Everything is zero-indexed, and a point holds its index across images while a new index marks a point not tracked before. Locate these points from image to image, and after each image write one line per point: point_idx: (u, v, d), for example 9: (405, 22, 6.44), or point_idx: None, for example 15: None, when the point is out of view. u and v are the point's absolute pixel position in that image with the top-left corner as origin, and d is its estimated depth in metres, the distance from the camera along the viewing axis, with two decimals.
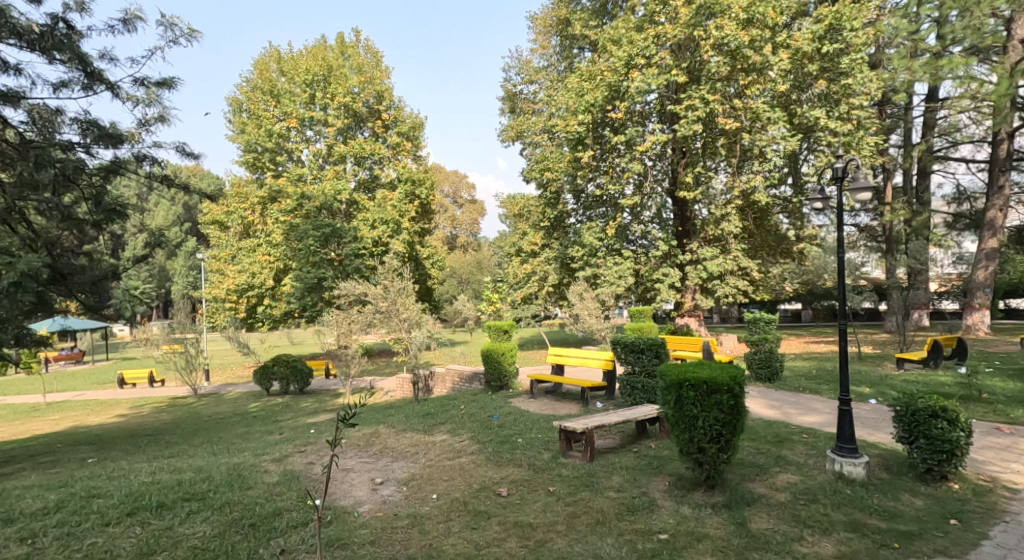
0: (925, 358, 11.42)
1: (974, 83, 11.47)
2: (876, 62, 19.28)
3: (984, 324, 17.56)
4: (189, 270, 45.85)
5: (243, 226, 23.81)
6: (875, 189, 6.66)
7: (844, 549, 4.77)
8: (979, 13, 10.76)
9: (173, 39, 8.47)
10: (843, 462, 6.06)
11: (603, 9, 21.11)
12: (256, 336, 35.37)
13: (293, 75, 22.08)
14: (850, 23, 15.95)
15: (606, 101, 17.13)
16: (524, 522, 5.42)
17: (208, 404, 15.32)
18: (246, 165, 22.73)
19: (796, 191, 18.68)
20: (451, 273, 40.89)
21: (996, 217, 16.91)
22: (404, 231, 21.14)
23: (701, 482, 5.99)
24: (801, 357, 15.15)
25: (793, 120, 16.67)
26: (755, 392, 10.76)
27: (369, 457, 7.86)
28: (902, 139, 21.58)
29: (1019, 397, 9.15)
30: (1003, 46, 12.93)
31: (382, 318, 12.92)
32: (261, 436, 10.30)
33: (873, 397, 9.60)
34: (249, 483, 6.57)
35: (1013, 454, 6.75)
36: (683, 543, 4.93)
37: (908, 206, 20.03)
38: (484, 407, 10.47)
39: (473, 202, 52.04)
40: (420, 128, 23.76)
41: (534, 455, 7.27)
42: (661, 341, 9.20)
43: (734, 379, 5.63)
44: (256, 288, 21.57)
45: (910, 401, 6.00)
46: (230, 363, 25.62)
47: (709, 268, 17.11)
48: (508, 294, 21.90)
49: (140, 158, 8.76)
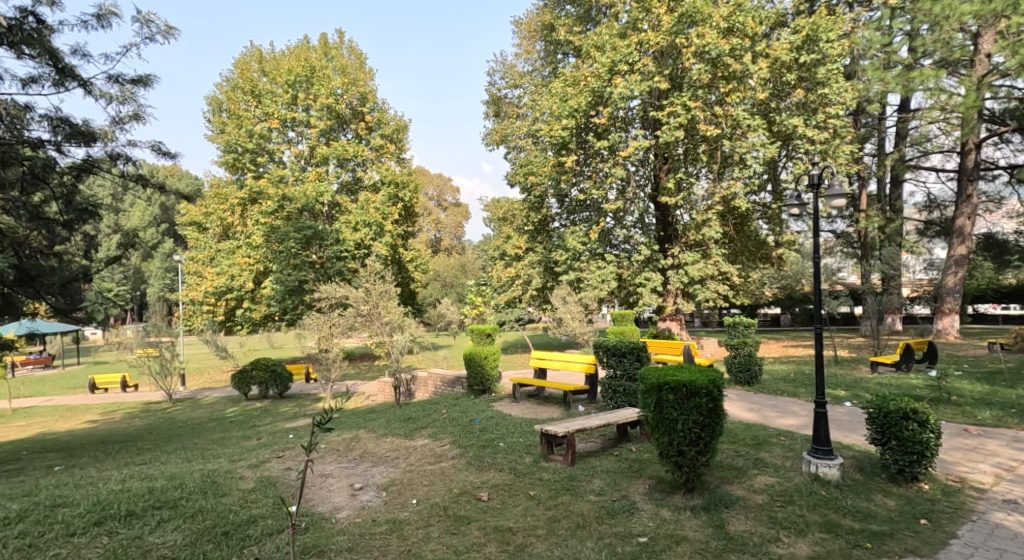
0: (898, 362, 11.65)
1: (944, 95, 11.77)
2: (852, 72, 19.73)
3: (954, 329, 18.00)
4: (166, 272, 45.29)
5: (222, 227, 23.44)
6: (849, 197, 6.78)
7: (819, 549, 4.86)
8: (948, 27, 11.08)
9: (150, 36, 8.32)
10: (818, 463, 6.17)
11: (587, 15, 21.30)
12: (235, 339, 34.91)
13: (275, 76, 21.87)
14: (826, 34, 16.31)
15: (590, 106, 17.27)
16: (504, 527, 5.41)
17: (184, 409, 15.06)
18: (225, 166, 22.46)
19: (775, 198, 19.03)
20: (435, 276, 40.77)
21: (965, 225, 17.35)
22: (387, 234, 21.01)
23: (680, 485, 6.04)
24: (780, 360, 15.39)
25: (772, 127, 16.97)
26: (734, 396, 10.89)
27: (349, 462, 7.79)
28: (876, 148, 22.06)
29: (986, 400, 9.40)
30: (971, 59, 13.30)
31: (364, 321, 12.97)
32: (237, 442, 10.15)
33: (847, 399, 9.78)
34: (224, 490, 6.47)
35: (980, 454, 6.93)
36: (662, 546, 4.96)
37: (881, 213, 20.47)
38: (467, 411, 10.42)
39: (457, 205, 52.12)
40: (404, 131, 23.70)
41: (516, 459, 7.27)
42: (642, 344, 9.28)
43: (713, 382, 5.69)
44: (236, 291, 21.26)
45: (883, 403, 6.14)
46: (207, 367, 25.21)
47: (690, 272, 17.29)
48: (492, 298, 21.94)
49: (114, 157, 8.57)
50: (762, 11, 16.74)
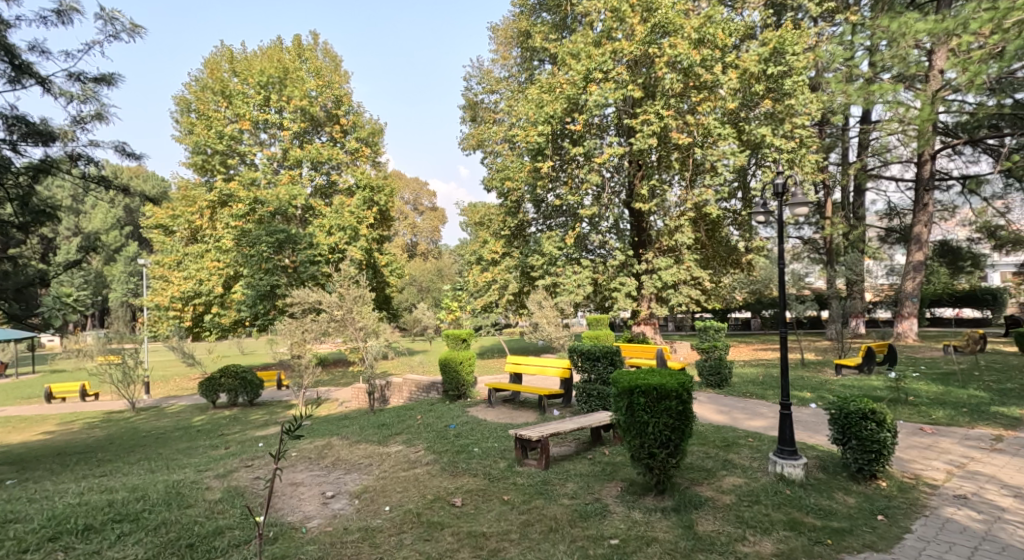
0: (861, 364, 12.00)
1: (901, 108, 12.33)
2: (817, 84, 20.28)
3: (913, 332, 18.60)
4: (129, 276, 44.16)
5: (190, 230, 22.89)
6: (812, 205, 7.02)
7: (783, 548, 4.98)
8: (904, 44, 11.45)
9: (114, 34, 8.16)
10: (783, 463, 6.32)
11: (563, 23, 21.53)
12: (204, 345, 34.07)
13: (246, 76, 21.46)
14: (792, 47, 16.84)
15: (565, 113, 17.46)
16: (477, 532, 5.43)
17: (147, 418, 14.68)
18: (194, 168, 21.96)
19: (745, 204, 19.48)
20: (410, 280, 40.61)
21: (922, 232, 17.97)
22: (362, 238, 20.83)
23: (652, 487, 6.14)
24: (750, 363, 15.67)
25: (742, 136, 17.38)
26: (705, 398, 11.07)
27: (321, 470, 7.71)
28: (841, 157, 22.71)
29: (941, 400, 9.76)
30: (927, 74, 13.84)
31: (337, 327, 12.84)
32: (204, 451, 9.95)
33: (812, 401, 10.08)
34: (189, 501, 6.35)
35: (933, 452, 7.19)
36: (633, 547, 5.04)
37: (846, 221, 21.10)
38: (442, 416, 10.39)
39: (434, 210, 52.02)
40: (380, 135, 23.62)
41: (490, 464, 7.28)
42: (616, 348, 9.39)
43: (683, 385, 5.79)
44: (204, 295, 20.83)
45: (843, 404, 6.31)
46: (172, 375, 24.59)
47: (664, 277, 17.50)
48: (468, 302, 22.06)
49: (74, 157, 8.39)
50: (731, 23, 17.17)
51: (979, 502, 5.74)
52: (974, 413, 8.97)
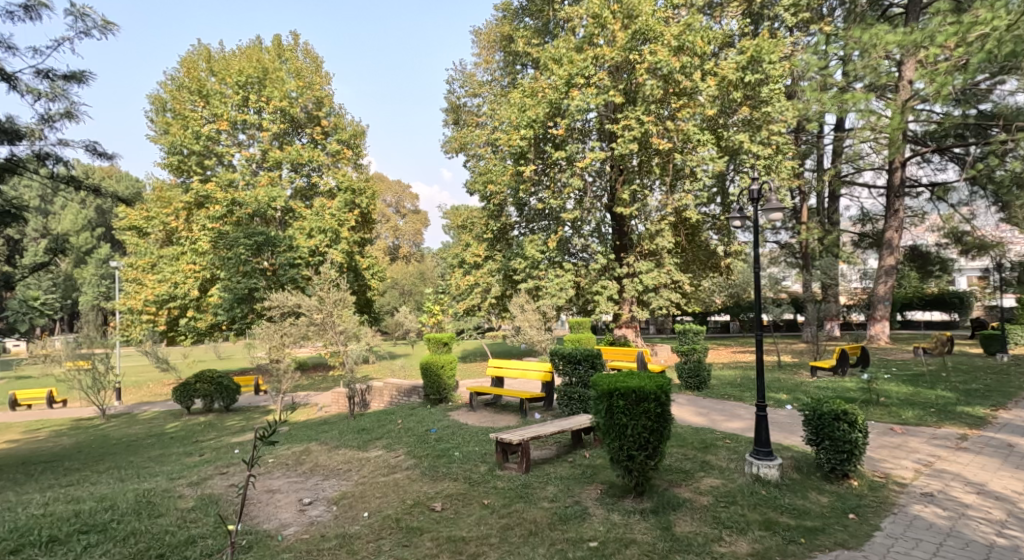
0: (835, 366, 12.18)
1: (873, 117, 12.63)
2: (793, 92, 20.69)
3: (885, 334, 19.00)
4: (101, 279, 43.29)
5: (165, 232, 22.49)
6: (786, 210, 7.16)
7: (759, 547, 5.05)
8: (875, 54, 11.72)
9: (85, 31, 8.01)
10: (759, 464, 6.39)
11: (546, 28, 21.66)
12: (179, 350, 33.46)
13: (224, 76, 21.09)
14: (769, 56, 17.10)
15: (547, 117, 17.53)
16: (456, 537, 5.41)
17: (119, 425, 14.36)
18: (170, 168, 21.56)
19: (723, 209, 19.75)
20: (392, 284, 40.36)
21: (894, 237, 18.37)
22: (343, 241, 20.69)
23: (631, 489, 6.18)
24: (729, 366, 15.86)
25: (721, 142, 17.62)
26: (684, 400, 11.16)
27: (298, 477, 7.61)
28: (816, 163, 23.14)
29: (911, 400, 9.98)
30: (897, 84, 14.21)
31: (317, 330, 12.71)
32: (178, 459, 9.76)
33: (788, 402, 10.24)
34: (160, 510, 6.22)
35: (903, 451, 7.35)
36: (612, 549, 5.06)
37: (821, 226, 21.47)
38: (423, 421, 10.32)
39: (416, 212, 51.77)
40: (362, 137, 23.50)
41: (470, 469, 7.26)
42: (597, 351, 9.43)
43: (661, 387, 5.85)
44: (179, 299, 20.46)
45: (817, 405, 6.42)
46: (146, 380, 24.10)
47: (645, 281, 17.62)
48: (450, 305, 21.99)
49: (42, 156, 8.20)
50: (710, 32, 17.37)
51: (945, 499, 5.89)
52: (942, 413, 9.19)
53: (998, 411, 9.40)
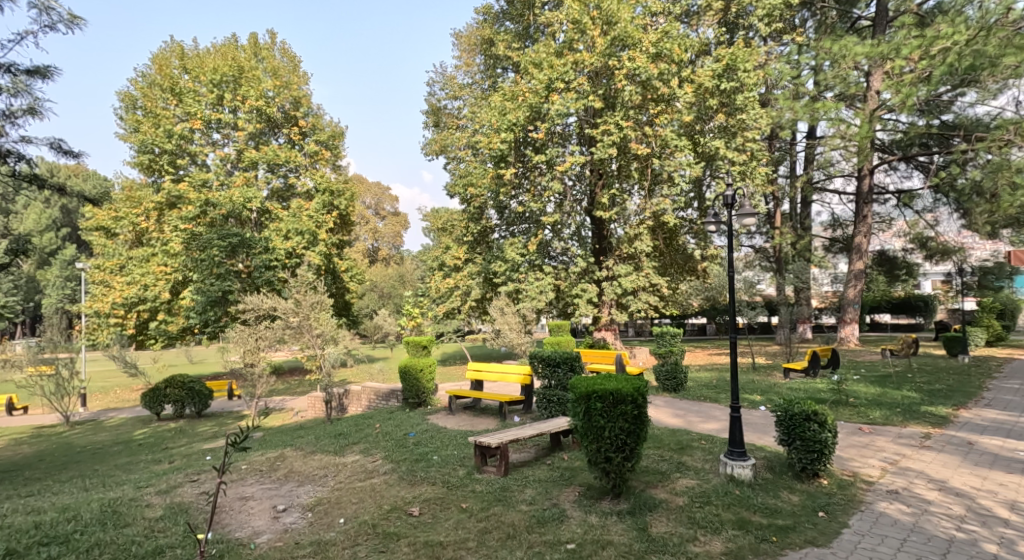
0: (807, 367, 12.43)
1: (843, 125, 12.99)
2: (767, 100, 21.12)
3: (855, 336, 19.43)
4: (65, 281, 42.07)
5: (134, 233, 22.00)
6: (759, 216, 7.31)
7: (732, 546, 5.14)
8: (845, 65, 12.00)
9: (50, 25, 7.83)
10: (733, 465, 6.50)
11: (526, 32, 21.76)
12: (149, 355, 32.66)
13: (198, 74, 20.73)
14: (744, 64, 17.43)
15: (527, 120, 17.61)
16: (434, 541, 5.40)
17: (83, 433, 13.95)
18: (140, 167, 21.08)
19: (700, 213, 20.05)
20: (371, 286, 40.10)
21: (862, 242, 18.83)
22: (320, 243, 20.52)
23: (608, 491, 6.23)
24: (706, 368, 16.09)
25: (697, 148, 17.89)
26: (661, 402, 11.31)
27: (272, 483, 7.52)
28: (789, 170, 23.62)
29: (879, 400, 10.24)
30: (866, 94, 14.61)
31: (294, 334, 12.55)
32: (146, 466, 9.54)
33: (761, 403, 10.43)
34: (127, 520, 6.09)
35: (870, 450, 7.54)
36: (589, 551, 5.11)
37: (794, 231, 21.93)
38: (401, 425, 10.26)
39: (396, 215, 51.43)
40: (340, 138, 23.35)
41: (448, 472, 7.25)
42: (576, 354, 9.50)
43: (638, 389, 5.92)
44: (149, 302, 20.03)
45: (789, 406, 6.55)
46: (114, 385, 23.47)
47: (624, 284, 17.81)
48: (430, 308, 21.90)
49: (3, 154, 7.99)
50: (687, 39, 17.62)
51: (909, 496, 6.06)
52: (907, 412, 9.46)
53: (960, 410, 9.72)
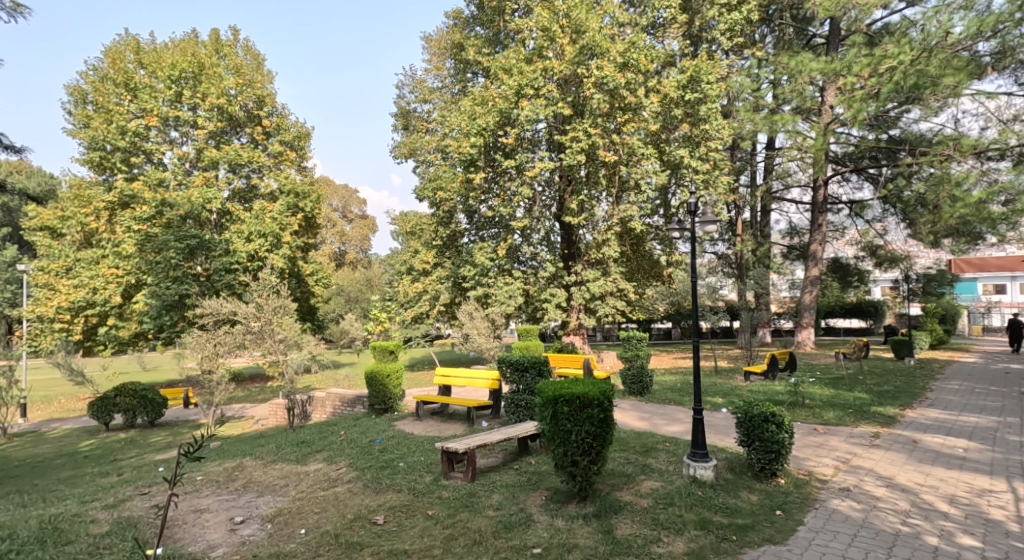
0: (766, 371, 12.83)
1: (799, 137, 13.43)
2: (729, 110, 21.75)
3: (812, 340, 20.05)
4: (6, 284, 39.96)
5: (82, 233, 21.25)
6: (720, 223, 7.53)
7: (694, 546, 5.28)
8: (801, 80, 12.49)
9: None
10: (696, 466, 6.68)
11: (496, 38, 21.86)
12: (98, 362, 31.32)
13: (155, 70, 20.15)
14: (707, 76, 17.94)
15: (497, 125, 17.71)
16: (399, 550, 5.39)
17: (23, 445, 13.29)
18: (90, 166, 20.31)
19: (665, 220, 20.45)
20: (337, 291, 39.51)
21: (818, 250, 19.56)
22: (284, 246, 20.19)
23: (574, 494, 6.33)
24: (670, 371, 16.42)
25: (663, 156, 18.29)
26: (627, 406, 11.51)
27: (230, 494, 7.34)
28: (750, 179, 24.33)
29: (834, 402, 10.66)
30: (821, 108, 15.22)
31: (255, 339, 12.28)
32: (92, 480, 9.20)
33: (724, 406, 10.73)
34: (69, 538, 5.87)
35: (825, 450, 7.84)
36: (554, 555, 5.18)
37: (754, 239, 22.61)
38: (367, 432, 10.15)
39: (364, 218, 50.86)
40: (306, 139, 23.03)
41: (415, 479, 7.23)
42: (544, 359, 9.60)
43: (604, 393, 6.03)
44: (98, 306, 19.30)
45: (749, 408, 6.76)
46: (58, 395, 22.42)
47: (592, 289, 18.06)
48: (397, 312, 21.72)
49: None
50: (653, 50, 17.99)
51: (860, 493, 6.34)
52: (858, 413, 9.88)
53: (906, 410, 10.19)
